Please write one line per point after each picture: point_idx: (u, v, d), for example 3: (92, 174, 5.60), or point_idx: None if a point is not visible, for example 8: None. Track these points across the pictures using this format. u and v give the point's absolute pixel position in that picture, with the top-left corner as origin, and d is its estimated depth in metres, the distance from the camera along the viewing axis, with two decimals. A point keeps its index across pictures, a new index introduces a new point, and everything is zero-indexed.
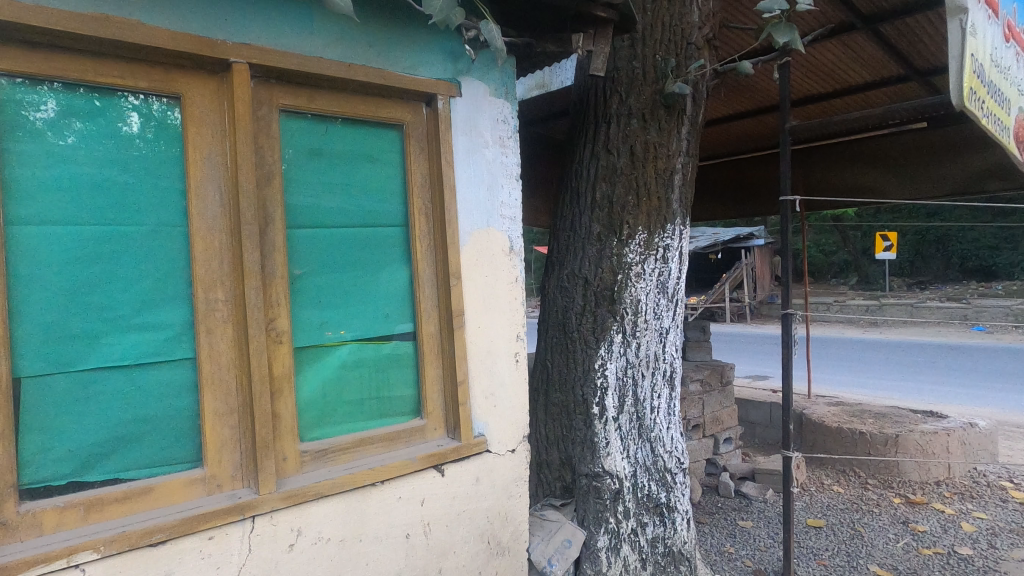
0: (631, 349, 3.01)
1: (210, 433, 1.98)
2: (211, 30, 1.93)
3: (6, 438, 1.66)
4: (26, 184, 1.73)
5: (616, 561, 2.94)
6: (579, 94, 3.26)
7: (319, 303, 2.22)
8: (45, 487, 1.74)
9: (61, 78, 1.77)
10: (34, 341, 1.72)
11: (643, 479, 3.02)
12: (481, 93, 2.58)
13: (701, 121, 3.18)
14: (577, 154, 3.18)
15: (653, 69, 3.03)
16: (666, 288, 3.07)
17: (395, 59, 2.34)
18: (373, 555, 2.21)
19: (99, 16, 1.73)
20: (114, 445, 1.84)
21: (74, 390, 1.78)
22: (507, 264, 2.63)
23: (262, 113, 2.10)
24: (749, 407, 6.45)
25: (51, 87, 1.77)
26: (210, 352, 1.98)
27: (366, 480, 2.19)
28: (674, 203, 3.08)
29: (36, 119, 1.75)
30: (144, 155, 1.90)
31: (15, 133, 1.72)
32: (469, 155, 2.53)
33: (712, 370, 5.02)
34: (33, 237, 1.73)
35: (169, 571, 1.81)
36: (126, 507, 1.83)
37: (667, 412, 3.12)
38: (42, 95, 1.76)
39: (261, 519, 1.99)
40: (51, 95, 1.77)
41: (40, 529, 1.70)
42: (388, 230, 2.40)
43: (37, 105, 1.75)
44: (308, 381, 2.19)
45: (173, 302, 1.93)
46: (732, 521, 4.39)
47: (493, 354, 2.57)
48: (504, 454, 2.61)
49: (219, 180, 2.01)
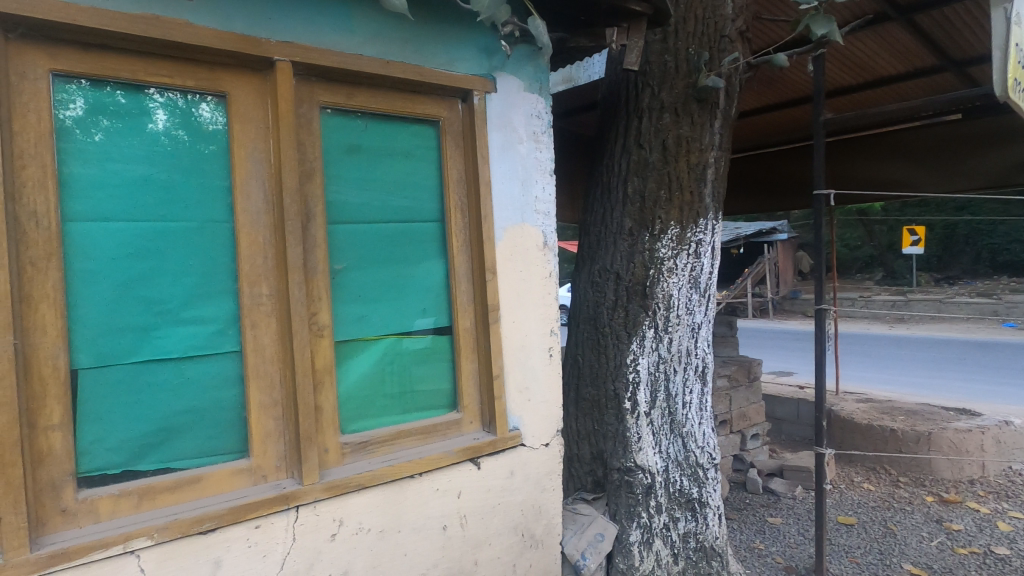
0: (663, 344, 3.01)
1: (255, 425, 2.02)
2: (254, 29, 1.97)
3: (65, 426, 1.72)
4: (80, 180, 1.77)
5: (649, 556, 2.95)
6: (610, 87, 3.25)
7: (358, 298, 2.26)
8: (101, 475, 1.79)
9: (101, 77, 1.79)
10: (89, 335, 1.78)
11: (675, 474, 3.02)
12: (515, 89, 2.59)
13: (734, 114, 3.14)
14: (608, 148, 3.18)
15: (685, 62, 3.01)
16: (698, 283, 3.06)
17: (431, 55, 2.36)
18: (410, 545, 2.24)
19: (148, 16, 1.77)
20: (164, 435, 1.89)
21: (127, 382, 1.83)
22: (541, 260, 2.64)
23: (304, 110, 2.13)
24: (775, 404, 6.39)
25: (80, 84, 1.78)
26: (255, 346, 2.03)
27: (404, 472, 2.23)
28: (707, 198, 3.05)
29: (65, 117, 1.76)
30: (190, 153, 1.94)
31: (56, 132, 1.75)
32: (503, 151, 2.54)
33: (739, 366, 5.02)
34: (87, 233, 1.78)
35: (218, 558, 1.86)
36: (177, 495, 1.88)
37: (698, 407, 3.11)
38: (71, 93, 1.77)
39: (305, 509, 2.03)
40: (80, 93, 1.78)
41: (96, 515, 1.75)
42: (424, 226, 2.43)
43: (67, 103, 1.76)
44: (348, 374, 2.22)
45: (219, 296, 1.98)
46: (761, 517, 4.37)
47: (527, 349, 2.59)
48: (538, 448, 2.63)
49: (262, 177, 2.05)
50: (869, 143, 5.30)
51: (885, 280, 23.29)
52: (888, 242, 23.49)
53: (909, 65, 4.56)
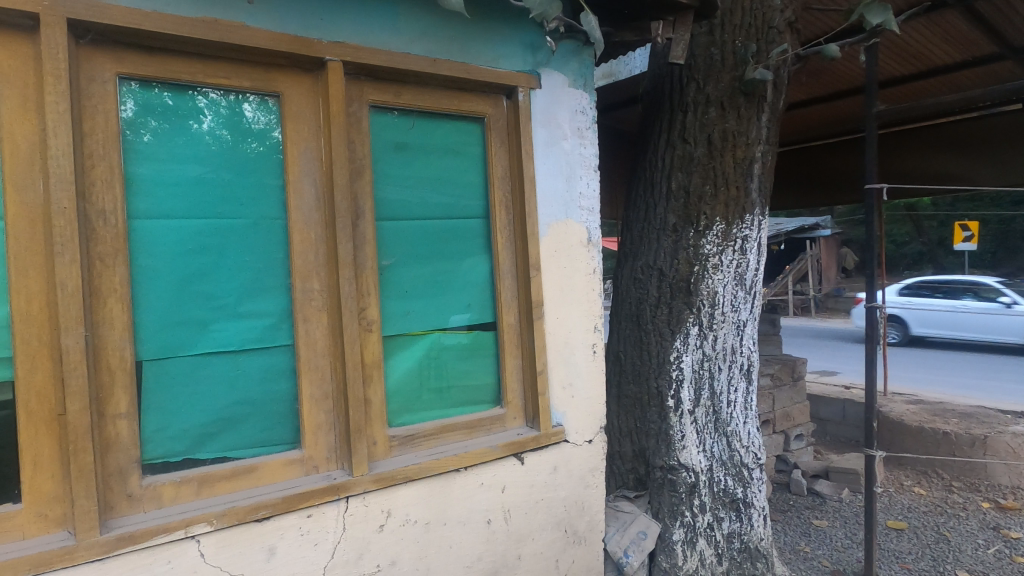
0: (708, 342, 2.96)
1: (307, 417, 2.07)
2: (307, 30, 2.01)
3: (130, 415, 1.79)
4: (143, 180, 1.84)
5: (692, 555, 2.92)
6: (653, 81, 3.21)
7: (404, 294, 2.29)
8: (163, 463, 1.86)
9: (158, 79, 1.85)
10: (152, 327, 1.85)
11: (719, 474, 2.98)
12: (559, 85, 2.58)
13: (782, 107, 3.07)
14: (651, 143, 3.14)
15: (732, 54, 2.94)
16: (744, 279, 3.00)
17: (477, 52, 2.37)
18: (455, 539, 2.27)
19: (208, 19, 1.83)
20: (221, 425, 1.96)
21: (186, 374, 1.90)
22: (585, 256, 2.63)
23: (354, 109, 2.17)
24: (819, 404, 6.24)
25: (130, 87, 1.83)
26: (307, 339, 2.08)
27: (450, 466, 2.26)
28: (753, 193, 2.99)
29: (119, 119, 1.81)
30: (246, 152, 2.00)
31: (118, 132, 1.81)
32: (548, 147, 2.54)
33: (783, 365, 4.93)
34: (150, 230, 1.85)
35: (272, 546, 1.92)
36: (234, 483, 1.94)
37: (743, 406, 3.06)
38: (123, 95, 1.82)
39: (355, 500, 2.07)
40: (130, 95, 1.83)
41: (159, 501, 1.83)
42: (469, 222, 2.45)
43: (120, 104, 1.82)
44: (395, 368, 2.26)
45: (273, 291, 2.04)
46: (806, 519, 4.27)
47: (570, 345, 2.59)
48: (581, 445, 2.62)
49: (314, 175, 2.10)
50: (920, 136, 5.13)
51: (935, 278, 22.47)
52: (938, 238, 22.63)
53: (966, 54, 4.38)
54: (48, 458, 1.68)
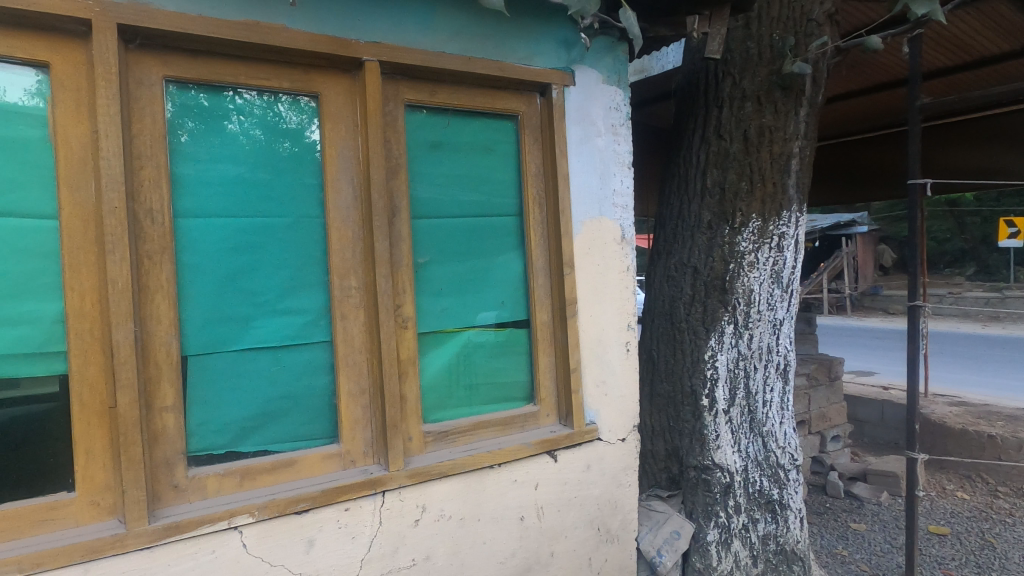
0: (743, 341, 2.92)
1: (345, 412, 2.11)
2: (345, 31, 2.04)
3: (177, 408, 1.85)
4: (187, 179, 1.90)
5: (727, 556, 2.89)
6: (688, 76, 3.17)
7: (440, 291, 2.31)
8: (208, 454, 1.91)
9: (202, 81, 1.90)
10: (197, 323, 1.90)
11: (755, 475, 2.93)
12: (594, 82, 2.57)
13: (821, 101, 3.00)
14: (685, 139, 3.11)
15: (769, 48, 2.88)
16: (781, 277, 2.94)
17: (511, 50, 2.37)
18: (489, 534, 2.29)
19: (250, 22, 1.87)
20: (263, 419, 2.00)
21: (229, 368, 1.95)
22: (618, 254, 2.61)
23: (390, 108, 2.19)
24: (856, 404, 6.11)
25: (175, 89, 1.88)
26: (345, 335, 2.11)
27: (484, 462, 2.27)
28: (791, 189, 2.93)
29: (166, 120, 1.87)
30: (286, 152, 2.04)
31: (166, 134, 1.87)
32: (582, 144, 2.53)
33: (819, 364, 4.87)
34: (195, 228, 1.90)
35: (311, 538, 1.96)
36: (274, 476, 1.99)
37: (780, 406, 3.00)
38: (169, 97, 1.88)
39: (391, 495, 2.10)
40: (175, 97, 1.88)
41: (204, 492, 1.88)
42: (503, 219, 2.46)
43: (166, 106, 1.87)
44: (429, 365, 2.29)
45: (312, 289, 2.08)
46: (844, 522, 4.18)
47: (604, 343, 2.58)
48: (614, 443, 2.61)
49: (352, 173, 2.13)
50: (966, 129, 4.97)
51: (978, 275, 21.73)
52: (981, 235, 21.90)
53: (1014, 44, 4.22)
54: (100, 449, 1.74)
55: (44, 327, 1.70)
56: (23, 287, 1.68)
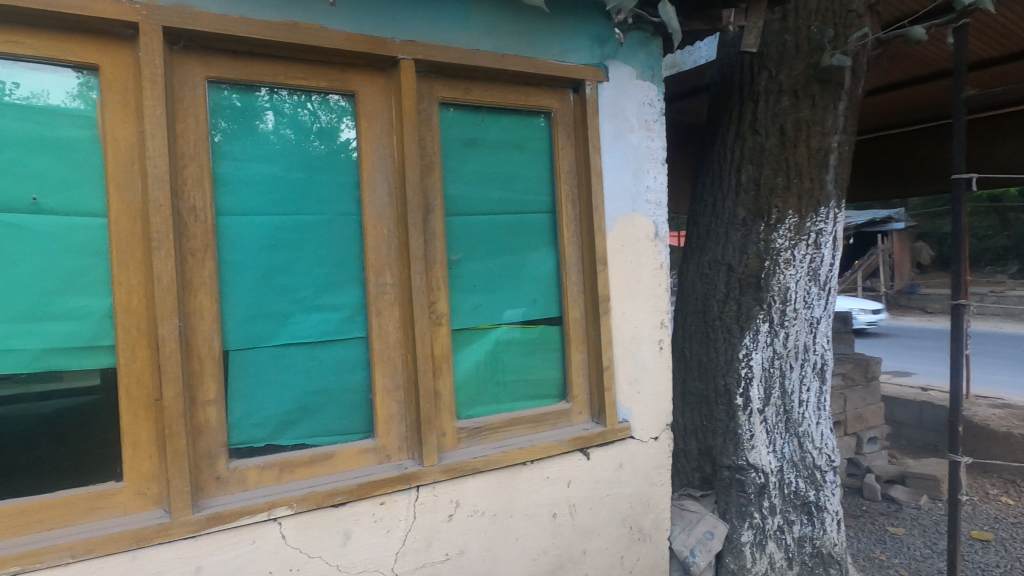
0: (779, 339, 2.87)
1: (380, 408, 2.13)
2: (381, 30, 2.06)
3: (218, 402, 1.89)
4: (229, 178, 1.94)
5: (761, 558, 2.85)
6: (722, 70, 3.12)
7: (473, 289, 2.33)
8: (248, 447, 1.96)
9: (243, 81, 1.94)
10: (238, 319, 1.95)
11: (790, 475, 2.88)
12: (627, 77, 2.55)
13: (861, 95, 2.92)
14: (720, 135, 3.06)
15: (807, 41, 2.82)
16: (819, 275, 2.88)
17: (545, 47, 2.37)
18: (521, 531, 2.30)
19: (289, 23, 1.90)
20: (301, 413, 2.04)
21: (269, 363, 1.99)
22: (652, 250, 2.59)
23: (425, 106, 2.21)
24: (893, 405, 5.96)
25: (218, 91, 1.93)
26: (380, 332, 2.14)
27: (517, 459, 2.28)
28: (829, 185, 2.87)
29: (208, 120, 1.91)
30: (323, 151, 2.07)
31: (209, 133, 1.91)
32: (615, 141, 2.51)
33: (855, 364, 4.80)
34: (236, 226, 1.94)
35: (348, 530, 1.99)
36: (312, 469, 2.02)
37: (816, 406, 2.94)
38: (212, 97, 1.92)
39: (425, 489, 2.12)
40: (218, 98, 1.93)
41: (244, 484, 1.92)
42: (535, 216, 2.46)
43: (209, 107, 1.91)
44: (463, 361, 2.30)
45: (348, 285, 2.10)
46: (881, 526, 4.08)
47: (636, 341, 2.56)
48: (647, 441, 2.60)
49: (387, 171, 2.15)
50: (1010, 122, 4.81)
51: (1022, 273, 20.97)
52: None
53: None
54: (146, 440, 1.80)
55: (93, 322, 1.76)
56: (73, 283, 1.74)
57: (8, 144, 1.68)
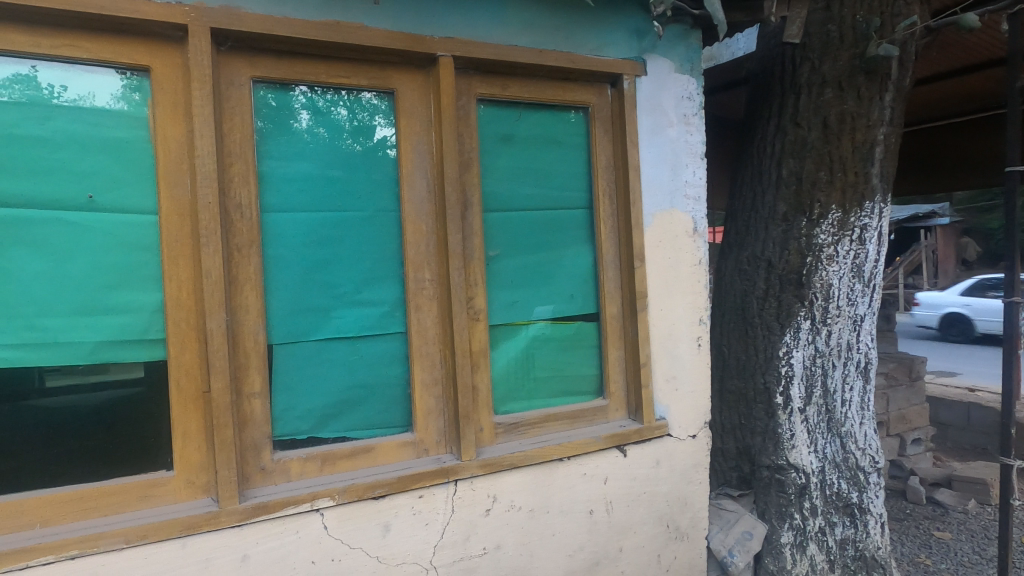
0: (821, 337, 2.81)
1: (419, 402, 2.16)
2: (420, 27, 2.07)
3: (263, 394, 1.94)
4: (273, 175, 1.98)
5: (802, 559, 2.79)
6: (762, 62, 3.05)
7: (510, 284, 2.33)
8: (291, 439, 2.00)
9: (287, 81, 1.98)
10: (282, 313, 1.99)
11: (832, 476, 2.82)
12: (665, 70, 2.51)
13: (908, 85, 2.83)
14: (759, 129, 3.00)
15: (852, 31, 2.74)
16: (863, 271, 2.81)
17: (582, 41, 2.35)
18: (558, 527, 2.30)
19: (331, 22, 1.93)
20: (341, 407, 2.07)
21: (311, 357, 2.03)
22: (690, 246, 2.56)
23: (463, 103, 2.22)
24: (939, 406, 5.78)
25: (262, 90, 1.97)
26: (419, 327, 2.16)
27: (554, 455, 2.28)
28: (875, 178, 2.78)
29: (253, 118, 1.95)
30: (363, 148, 2.10)
31: (254, 132, 1.95)
32: (653, 135, 2.49)
33: (899, 363, 4.71)
34: (280, 222, 1.98)
35: (388, 523, 2.02)
36: (353, 462, 2.05)
37: (860, 406, 2.87)
38: (257, 96, 1.96)
39: (463, 484, 2.14)
40: (262, 96, 1.97)
41: (288, 475, 1.96)
42: (572, 212, 2.45)
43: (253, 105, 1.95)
44: (500, 357, 2.31)
45: (387, 281, 2.13)
46: (927, 530, 3.96)
47: (674, 338, 2.53)
48: (685, 439, 2.57)
49: (426, 168, 2.17)
50: None
51: None
52: None
53: None
54: (195, 431, 1.85)
55: (145, 316, 1.82)
56: (126, 278, 1.80)
57: (62, 145, 1.74)
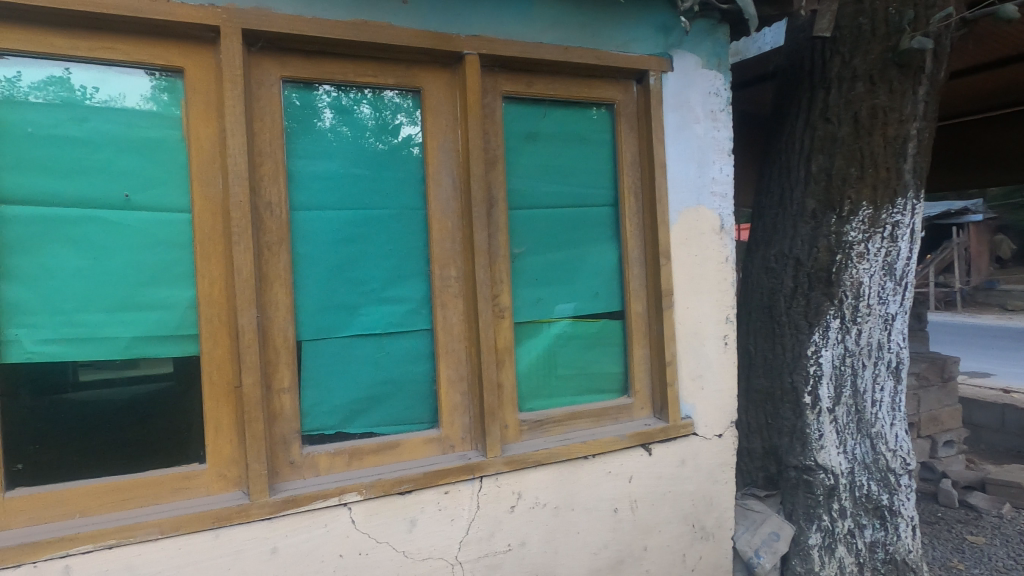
0: (851, 336, 2.75)
1: (444, 399, 2.17)
2: (446, 26, 2.08)
3: (292, 390, 1.97)
4: (302, 174, 2.00)
5: (830, 562, 2.76)
6: (791, 56, 3.00)
7: (535, 282, 2.33)
8: (319, 434, 2.03)
9: (316, 80, 2.00)
10: (311, 310, 2.01)
11: (862, 478, 2.77)
12: (692, 66, 2.49)
13: (943, 79, 2.76)
14: (788, 125, 2.95)
15: (884, 23, 2.68)
16: (894, 270, 2.75)
17: (608, 38, 2.34)
18: (582, 524, 2.30)
19: (358, 22, 1.95)
20: (368, 403, 2.09)
21: (339, 353, 2.05)
22: (717, 244, 2.53)
23: (488, 100, 2.22)
24: (972, 408, 5.65)
25: (292, 89, 1.99)
26: (445, 324, 2.17)
27: (579, 453, 2.28)
28: (907, 174, 2.72)
29: (283, 118, 1.98)
30: (389, 147, 2.11)
31: (284, 131, 1.98)
32: (679, 132, 2.46)
33: (931, 363, 4.65)
34: (308, 221, 2.01)
35: (414, 518, 2.03)
36: (380, 458, 2.08)
37: (891, 406, 2.81)
38: (287, 95, 1.99)
39: (488, 480, 2.15)
40: (292, 96, 1.99)
41: (316, 469, 1.99)
42: (597, 209, 2.44)
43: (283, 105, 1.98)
44: (525, 354, 2.32)
45: (414, 278, 2.15)
46: (959, 534, 3.87)
47: (700, 336, 2.51)
48: (711, 438, 2.55)
49: (451, 165, 2.18)
50: None
51: None
52: None
53: None
54: (227, 425, 1.89)
55: (178, 312, 1.86)
56: (160, 275, 1.84)
57: (99, 145, 1.78)
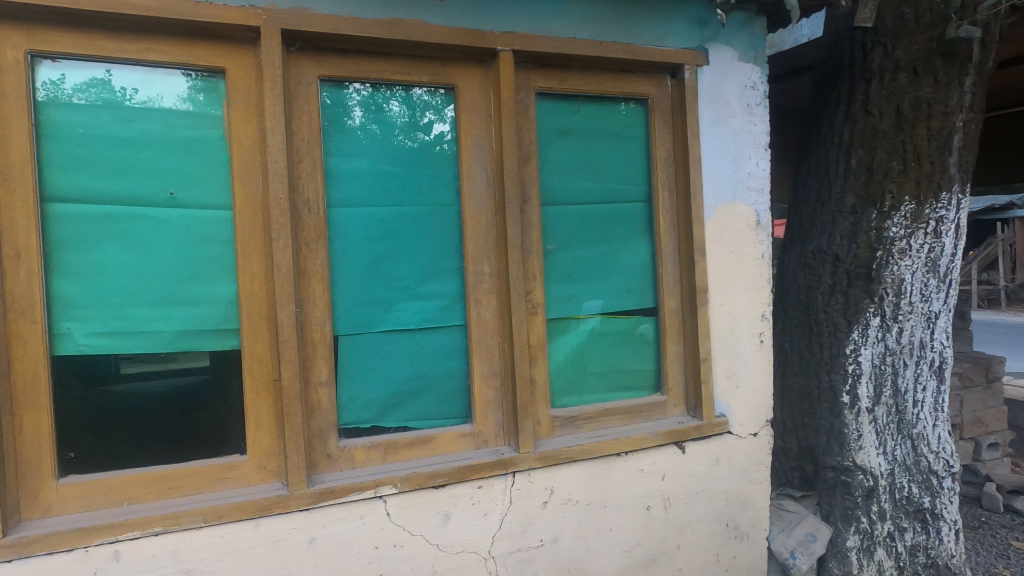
0: (891, 335, 2.69)
1: (478, 394, 2.19)
2: (480, 23, 2.09)
3: (329, 384, 2.00)
4: (339, 171, 2.03)
5: (869, 565, 2.70)
6: (830, 47, 2.93)
7: (568, 278, 2.33)
8: (356, 428, 2.06)
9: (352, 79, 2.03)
10: (347, 305, 2.05)
11: (902, 480, 2.70)
12: (728, 59, 2.45)
13: (991, 68, 2.67)
14: (826, 118, 2.88)
15: (929, 12, 2.60)
16: (938, 266, 2.67)
17: (642, 32, 2.32)
18: (614, 521, 2.29)
19: (394, 20, 1.97)
20: (403, 397, 2.12)
21: (374, 348, 2.08)
22: (752, 240, 2.49)
23: (522, 97, 2.22)
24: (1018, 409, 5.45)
25: (329, 88, 2.02)
26: (478, 320, 2.18)
27: (612, 450, 2.27)
28: (952, 168, 2.64)
29: (320, 116, 2.01)
30: (424, 144, 2.13)
31: (320, 129, 2.01)
32: (715, 126, 2.43)
33: (974, 363, 4.51)
34: (345, 217, 2.04)
35: (447, 511, 2.06)
36: (414, 451, 2.10)
37: (933, 407, 2.74)
38: (324, 94, 2.02)
39: (521, 475, 2.16)
40: (329, 94, 2.02)
41: (352, 462, 2.02)
42: (630, 205, 2.43)
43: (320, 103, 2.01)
44: (557, 350, 2.32)
45: (448, 274, 2.17)
46: (1004, 539, 3.74)
47: (735, 333, 2.47)
48: (745, 437, 2.51)
49: (485, 162, 2.19)
50: None
51: None
52: None
53: None
54: (266, 417, 1.93)
55: (220, 307, 1.91)
56: (203, 271, 1.89)
57: (144, 144, 1.84)
